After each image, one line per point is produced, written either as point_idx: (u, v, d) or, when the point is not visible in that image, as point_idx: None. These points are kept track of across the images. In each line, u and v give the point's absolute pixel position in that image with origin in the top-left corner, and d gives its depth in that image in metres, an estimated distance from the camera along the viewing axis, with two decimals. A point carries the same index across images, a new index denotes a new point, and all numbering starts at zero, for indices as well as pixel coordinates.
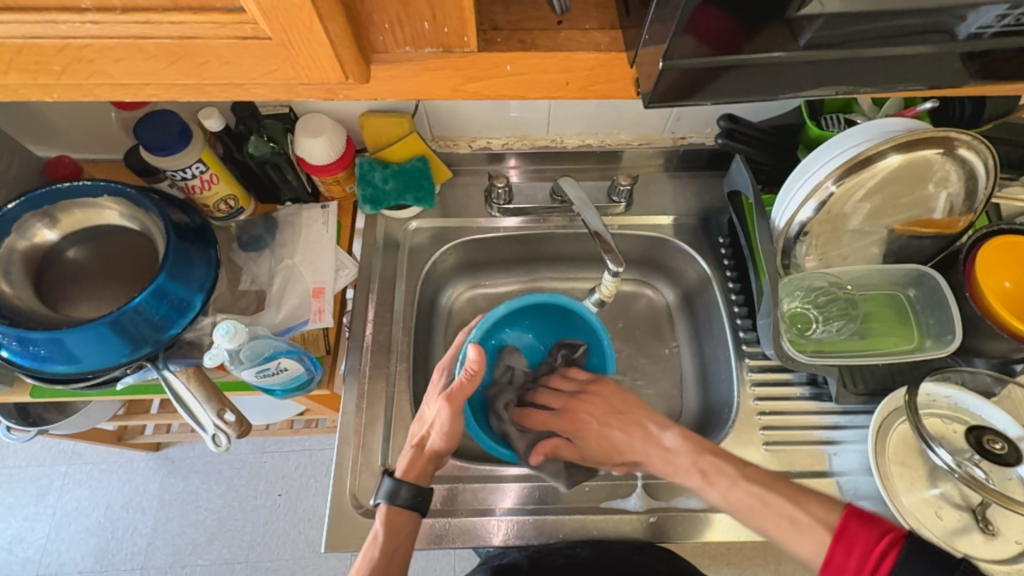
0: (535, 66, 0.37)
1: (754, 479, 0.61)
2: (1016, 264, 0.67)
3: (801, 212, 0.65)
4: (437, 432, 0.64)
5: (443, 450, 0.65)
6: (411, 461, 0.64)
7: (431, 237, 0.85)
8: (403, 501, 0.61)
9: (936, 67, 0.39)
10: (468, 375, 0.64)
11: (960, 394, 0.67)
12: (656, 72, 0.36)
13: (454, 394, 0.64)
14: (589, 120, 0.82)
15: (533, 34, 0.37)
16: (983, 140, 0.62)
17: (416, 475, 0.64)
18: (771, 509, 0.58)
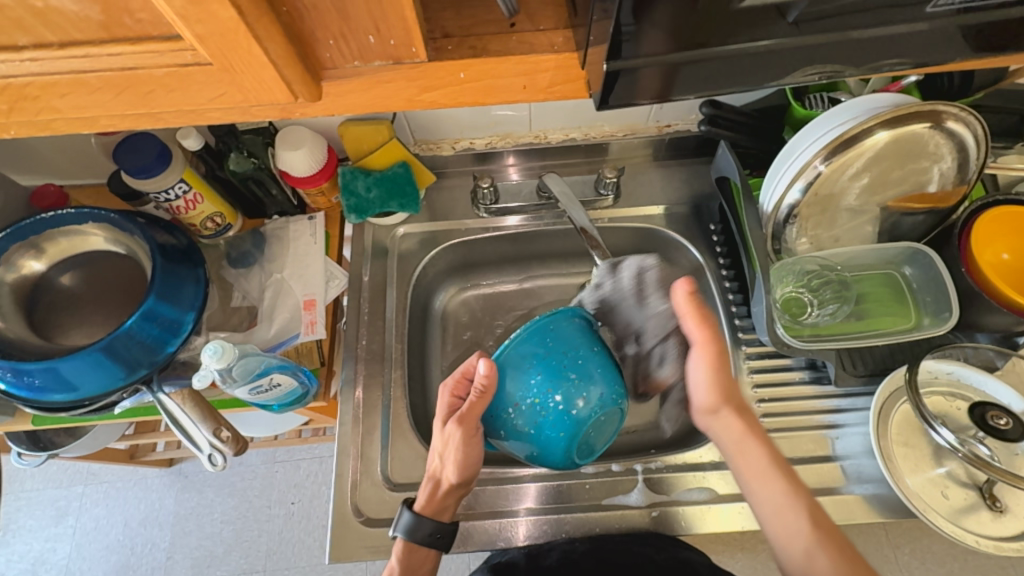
0: (488, 72, 0.36)
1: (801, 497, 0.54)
2: (1017, 235, 0.65)
3: (789, 195, 0.64)
4: (450, 465, 0.61)
5: (460, 483, 0.62)
6: (431, 494, 0.63)
7: (420, 242, 0.85)
8: (421, 538, 0.61)
9: (900, 47, 0.38)
10: (476, 395, 0.56)
11: (961, 369, 0.67)
12: (603, 73, 0.35)
13: (465, 416, 0.58)
14: (572, 114, 0.81)
15: (485, 39, 0.36)
16: (972, 111, 0.60)
17: (440, 511, 0.63)
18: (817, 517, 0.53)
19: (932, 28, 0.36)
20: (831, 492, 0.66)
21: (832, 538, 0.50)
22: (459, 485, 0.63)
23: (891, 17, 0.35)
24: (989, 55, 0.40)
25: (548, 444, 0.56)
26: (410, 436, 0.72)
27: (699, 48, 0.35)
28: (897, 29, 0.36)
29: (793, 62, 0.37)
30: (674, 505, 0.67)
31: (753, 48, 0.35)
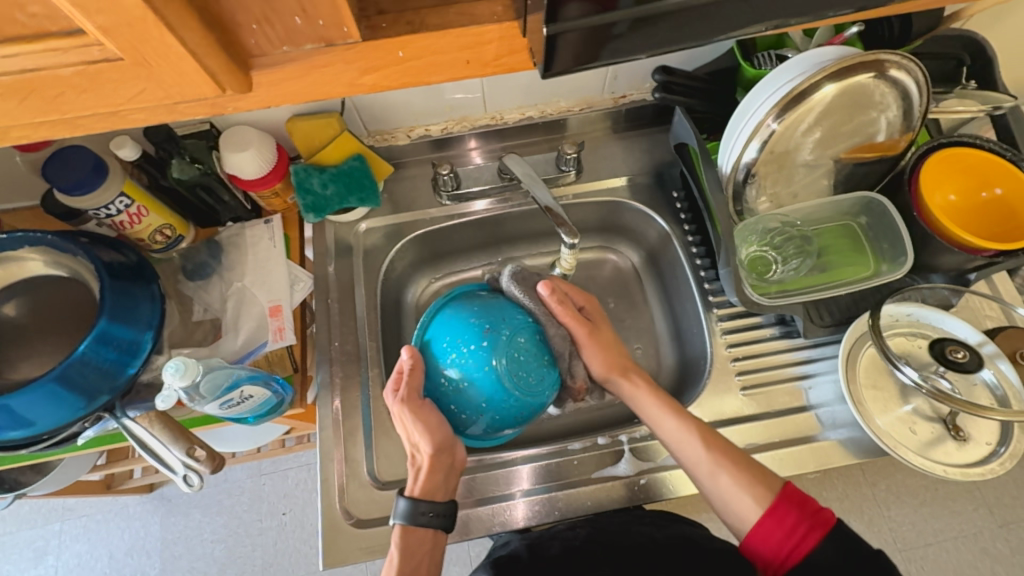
0: (429, 48, 0.34)
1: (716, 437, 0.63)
2: (963, 175, 0.67)
3: (746, 154, 0.65)
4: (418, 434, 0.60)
5: (438, 452, 0.60)
6: (417, 476, 0.61)
7: (384, 236, 0.83)
8: (421, 519, 0.59)
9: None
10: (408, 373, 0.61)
11: (917, 310, 0.70)
12: (547, 38, 0.34)
13: (407, 393, 0.60)
14: (526, 92, 0.80)
15: (422, 13, 0.34)
16: (912, 58, 0.61)
17: (433, 492, 0.60)
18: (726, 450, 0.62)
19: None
20: (809, 440, 0.68)
21: (736, 463, 0.61)
22: (442, 451, 0.60)
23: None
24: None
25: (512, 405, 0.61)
26: (394, 433, 0.70)
27: (643, 5, 0.34)
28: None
29: (735, 17, 0.37)
30: (660, 469, 0.69)
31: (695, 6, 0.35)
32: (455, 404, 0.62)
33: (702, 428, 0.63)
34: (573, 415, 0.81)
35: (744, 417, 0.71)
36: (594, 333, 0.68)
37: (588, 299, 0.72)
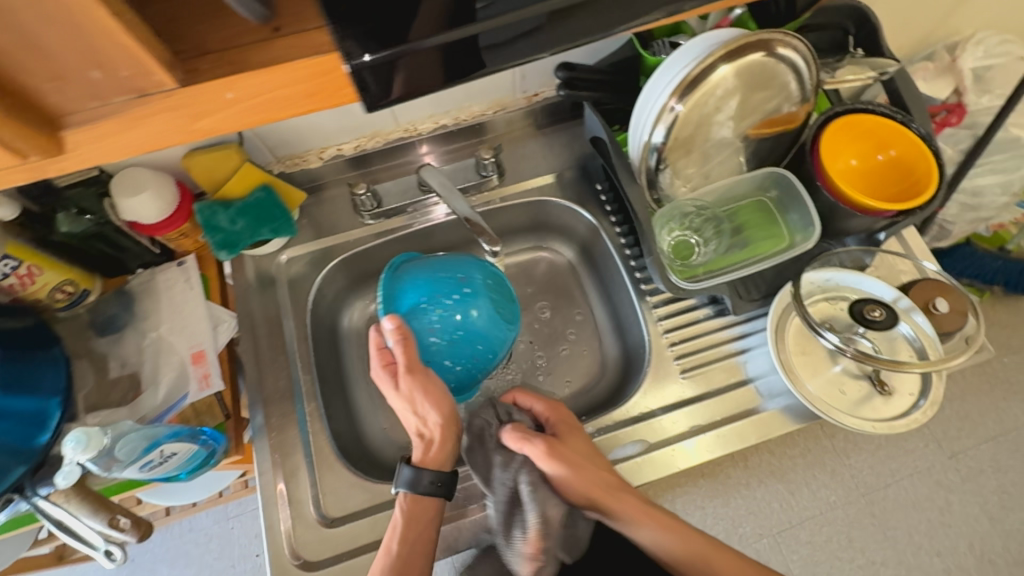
0: (253, 88, 0.34)
1: (716, 537, 0.62)
2: (861, 140, 0.69)
3: (652, 143, 0.65)
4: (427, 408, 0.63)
5: (446, 422, 0.63)
6: (427, 447, 0.64)
7: (308, 263, 0.80)
8: (426, 488, 0.61)
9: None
10: (404, 344, 0.63)
11: (837, 275, 0.73)
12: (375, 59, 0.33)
13: (411, 368, 0.62)
14: (436, 100, 0.78)
15: (243, 52, 0.34)
16: (797, 35, 0.62)
17: (438, 459, 0.64)
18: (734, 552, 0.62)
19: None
20: (750, 413, 0.70)
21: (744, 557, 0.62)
22: (449, 424, 0.63)
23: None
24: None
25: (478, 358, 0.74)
26: (338, 467, 0.68)
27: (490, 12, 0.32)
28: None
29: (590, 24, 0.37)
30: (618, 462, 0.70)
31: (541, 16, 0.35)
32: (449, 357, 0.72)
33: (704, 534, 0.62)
34: None
35: (687, 399, 0.72)
36: (552, 452, 0.61)
37: (548, 405, 0.69)
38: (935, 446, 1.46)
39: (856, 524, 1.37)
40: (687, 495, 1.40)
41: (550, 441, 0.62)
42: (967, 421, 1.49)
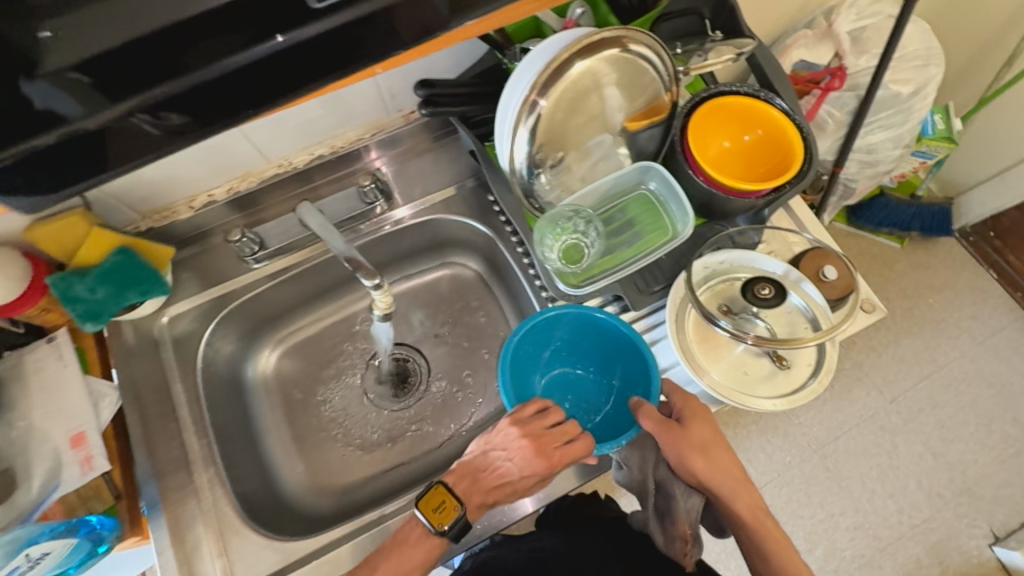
0: None
1: (742, 523, 0.68)
2: (729, 122, 0.70)
3: (514, 153, 0.64)
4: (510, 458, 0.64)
5: (511, 490, 0.65)
6: (475, 492, 0.65)
7: (195, 318, 0.76)
8: (452, 533, 0.62)
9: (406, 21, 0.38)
10: (542, 413, 0.65)
11: (730, 256, 0.73)
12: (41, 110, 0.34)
13: (528, 431, 0.64)
14: (304, 132, 0.75)
15: None
16: (643, 29, 0.61)
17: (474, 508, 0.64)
18: (747, 538, 0.68)
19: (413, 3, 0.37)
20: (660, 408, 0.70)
21: (775, 537, 0.68)
22: (506, 486, 0.65)
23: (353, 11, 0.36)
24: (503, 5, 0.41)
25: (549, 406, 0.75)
26: (245, 532, 0.65)
27: None
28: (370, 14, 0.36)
29: (310, 71, 0.38)
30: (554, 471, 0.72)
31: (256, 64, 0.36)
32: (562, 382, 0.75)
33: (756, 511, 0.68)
34: (453, 438, 0.82)
35: None
36: (679, 435, 0.65)
37: (686, 397, 0.68)
38: (876, 393, 1.45)
39: (812, 480, 1.40)
40: None
41: (672, 425, 0.65)
42: (903, 364, 1.47)
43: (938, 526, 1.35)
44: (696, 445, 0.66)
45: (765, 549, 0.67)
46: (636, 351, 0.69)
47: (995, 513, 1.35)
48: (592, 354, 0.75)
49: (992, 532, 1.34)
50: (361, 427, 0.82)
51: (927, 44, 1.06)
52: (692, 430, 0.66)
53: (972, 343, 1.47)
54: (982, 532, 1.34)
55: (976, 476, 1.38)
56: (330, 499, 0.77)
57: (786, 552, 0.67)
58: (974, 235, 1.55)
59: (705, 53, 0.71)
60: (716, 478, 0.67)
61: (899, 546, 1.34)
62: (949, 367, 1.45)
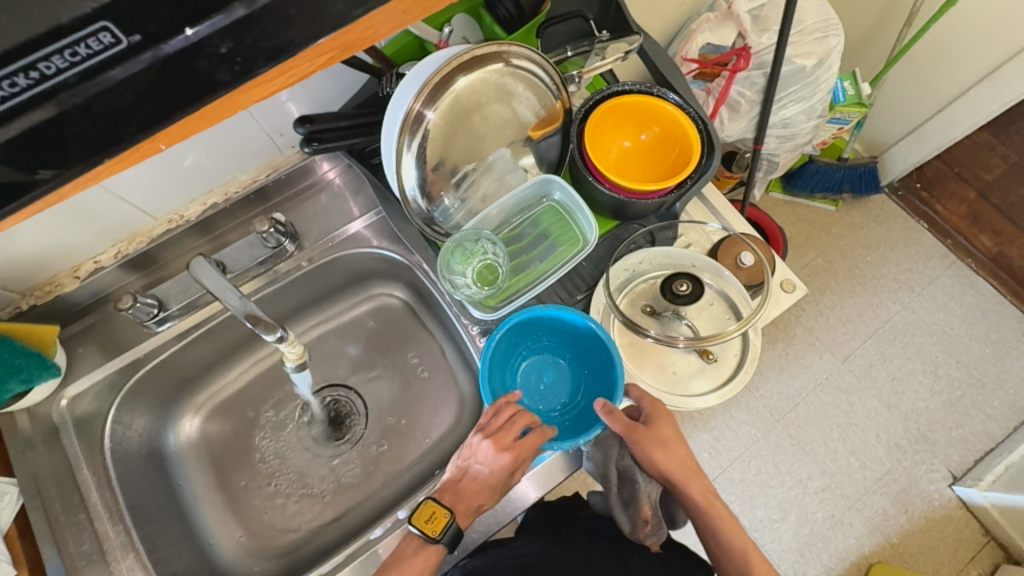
0: None
1: (702, 515, 0.67)
2: (627, 122, 0.70)
3: (405, 184, 0.61)
4: (486, 460, 0.62)
5: (496, 490, 0.63)
6: (461, 501, 0.63)
7: (98, 395, 0.71)
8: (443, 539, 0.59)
9: (127, 110, 0.25)
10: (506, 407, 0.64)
11: (648, 256, 0.72)
12: None
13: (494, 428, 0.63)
14: (188, 184, 0.70)
15: None
16: (517, 41, 0.59)
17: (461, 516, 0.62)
18: (706, 532, 0.67)
19: (129, 90, 0.25)
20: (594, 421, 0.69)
21: (735, 530, 0.67)
22: (489, 488, 0.62)
23: (22, 109, 0.23)
24: (278, 72, 0.28)
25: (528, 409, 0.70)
26: None
27: None
28: (61, 110, 0.24)
29: None
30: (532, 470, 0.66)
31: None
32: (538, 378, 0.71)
33: (718, 504, 0.67)
34: (396, 478, 0.79)
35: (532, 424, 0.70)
36: (641, 434, 0.64)
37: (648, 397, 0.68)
38: (828, 355, 1.48)
39: (779, 449, 1.41)
40: None
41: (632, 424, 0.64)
42: (850, 323, 1.50)
43: (899, 476, 1.38)
44: (659, 438, 0.66)
45: (725, 544, 0.66)
46: (608, 358, 0.66)
47: (950, 454, 1.39)
48: (565, 346, 0.71)
49: (951, 473, 1.38)
50: (298, 480, 0.78)
51: (823, 16, 1.07)
52: (657, 429, 0.65)
53: (911, 295, 1.51)
54: (941, 475, 1.38)
55: (929, 423, 1.42)
56: (271, 561, 0.74)
57: (743, 544, 0.67)
58: (901, 187, 1.59)
59: (600, 54, 0.71)
60: (678, 472, 0.66)
61: (865, 501, 1.37)
62: (893, 321, 1.49)
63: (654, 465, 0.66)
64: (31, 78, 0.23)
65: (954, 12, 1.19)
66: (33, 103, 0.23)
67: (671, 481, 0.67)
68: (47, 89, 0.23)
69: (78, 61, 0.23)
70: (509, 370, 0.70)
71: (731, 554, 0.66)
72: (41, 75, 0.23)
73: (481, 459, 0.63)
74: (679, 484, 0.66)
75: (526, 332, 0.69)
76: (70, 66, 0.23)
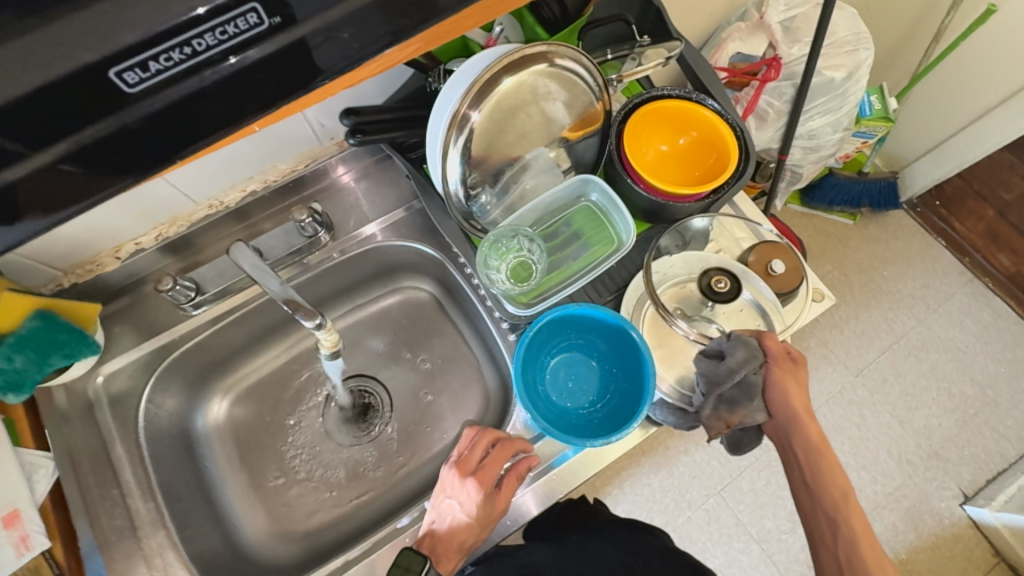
0: None
1: (806, 453, 0.65)
2: (665, 126, 0.71)
3: (450, 179, 0.63)
4: (464, 502, 0.64)
5: (478, 528, 0.64)
6: (443, 546, 0.64)
7: (134, 373, 0.72)
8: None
9: (243, 90, 0.27)
10: (477, 443, 0.67)
11: (681, 257, 0.72)
12: None
13: (465, 466, 0.65)
14: (230, 171, 0.72)
15: None
16: (565, 43, 0.60)
17: (444, 560, 0.64)
18: (802, 479, 0.66)
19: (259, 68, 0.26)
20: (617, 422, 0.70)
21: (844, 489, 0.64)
22: (470, 527, 0.64)
23: (170, 80, 0.24)
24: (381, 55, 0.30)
25: (555, 407, 0.69)
26: None
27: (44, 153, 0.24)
28: (199, 86, 0.25)
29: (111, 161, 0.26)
30: (553, 471, 0.68)
31: (24, 167, 0.25)
32: (565, 376, 0.71)
33: (829, 457, 0.65)
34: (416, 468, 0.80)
35: None
36: (780, 367, 0.65)
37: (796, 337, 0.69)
38: (841, 368, 1.48)
39: None
40: (631, 473, 1.41)
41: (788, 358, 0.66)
42: (865, 337, 1.50)
43: (910, 493, 1.38)
44: (793, 375, 0.65)
45: (830, 500, 0.63)
46: (640, 358, 0.66)
47: (961, 473, 1.39)
48: (594, 344, 0.71)
49: (962, 492, 1.38)
50: (321, 467, 0.79)
51: (854, 29, 1.08)
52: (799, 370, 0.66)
53: (927, 311, 1.51)
54: (953, 493, 1.38)
55: (941, 440, 1.41)
56: (293, 545, 0.75)
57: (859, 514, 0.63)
58: (920, 205, 1.59)
59: (637, 58, 0.71)
60: (796, 411, 0.65)
61: (875, 516, 1.37)
62: (908, 337, 1.49)
63: (782, 393, 0.65)
64: (183, 53, 0.24)
65: (984, 31, 1.19)
66: (180, 77, 0.25)
67: (784, 415, 0.66)
68: (194, 63, 0.24)
69: (226, 40, 0.24)
70: (538, 368, 0.70)
71: (834, 518, 0.63)
72: (193, 51, 0.24)
73: (459, 502, 0.65)
74: (802, 422, 0.65)
75: (557, 328, 0.70)
76: (218, 44, 0.24)
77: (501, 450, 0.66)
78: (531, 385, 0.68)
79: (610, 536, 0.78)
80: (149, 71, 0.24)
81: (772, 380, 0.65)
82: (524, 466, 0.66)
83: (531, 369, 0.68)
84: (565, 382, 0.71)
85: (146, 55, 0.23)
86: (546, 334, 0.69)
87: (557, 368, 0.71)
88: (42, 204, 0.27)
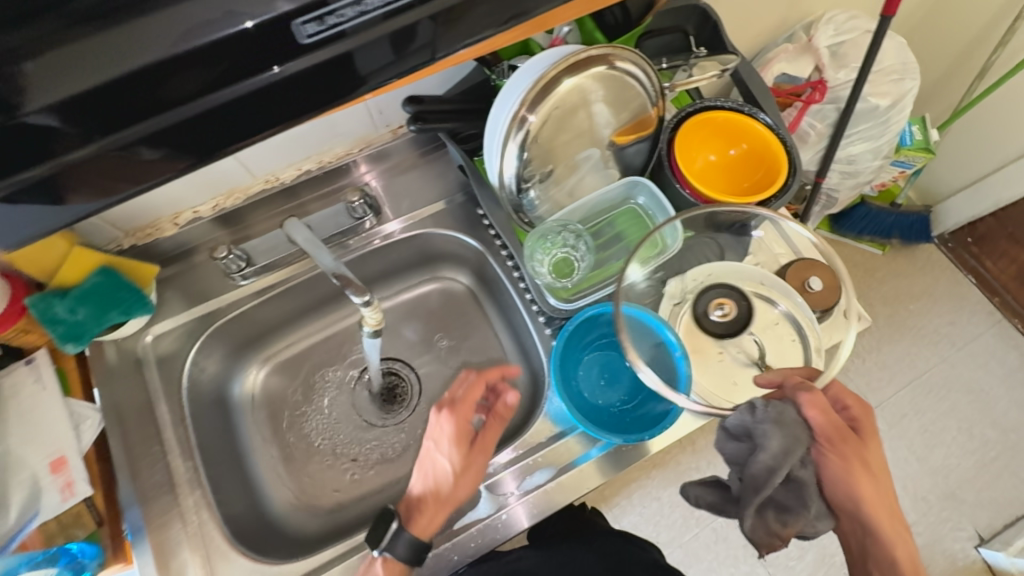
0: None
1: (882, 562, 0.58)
2: (716, 136, 0.71)
3: (506, 169, 0.64)
4: (442, 447, 0.64)
5: (456, 475, 0.63)
6: (426, 508, 0.63)
7: (180, 337, 0.75)
8: (403, 554, 0.60)
9: None
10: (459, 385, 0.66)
11: (714, 269, 0.74)
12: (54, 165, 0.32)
13: (446, 404, 0.65)
14: (291, 149, 0.74)
15: None
16: (631, 48, 0.62)
17: (421, 515, 0.63)
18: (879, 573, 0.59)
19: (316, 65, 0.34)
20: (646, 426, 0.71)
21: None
22: (450, 476, 0.63)
23: (251, 76, 0.33)
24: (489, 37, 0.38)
25: (587, 403, 0.70)
26: (233, 556, 0.64)
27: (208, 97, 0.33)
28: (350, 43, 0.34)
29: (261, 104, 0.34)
30: (575, 469, 0.68)
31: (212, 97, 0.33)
32: (599, 373, 0.72)
33: (901, 541, 0.59)
34: None
35: None
36: (837, 455, 0.57)
37: (851, 397, 0.62)
38: (860, 398, 1.46)
39: None
40: (640, 487, 1.40)
41: (844, 430, 0.58)
42: (886, 370, 1.48)
43: (924, 531, 1.35)
44: (850, 454, 0.58)
45: None
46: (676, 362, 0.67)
47: (978, 515, 1.36)
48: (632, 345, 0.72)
49: (978, 534, 1.35)
50: (348, 446, 0.81)
51: (902, 59, 1.09)
52: (864, 451, 0.59)
53: (952, 349, 1.49)
54: (968, 534, 1.35)
55: (959, 480, 1.39)
56: (318, 519, 0.76)
57: None
58: (952, 241, 1.58)
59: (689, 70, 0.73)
60: (858, 500, 0.57)
61: None
62: (931, 373, 1.47)
63: (845, 490, 0.57)
64: (352, 13, 0.33)
65: None
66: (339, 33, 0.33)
67: (845, 507, 0.58)
68: (252, 71, 0.33)
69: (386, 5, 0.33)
70: (573, 362, 0.71)
71: None
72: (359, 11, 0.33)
73: (439, 449, 0.64)
74: (876, 527, 0.58)
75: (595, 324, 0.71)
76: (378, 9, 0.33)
77: (478, 387, 0.65)
78: (564, 377, 0.69)
79: (598, 547, 0.78)
80: (224, 73, 0.33)
81: (831, 475, 0.57)
82: (505, 408, 0.66)
83: (566, 363, 0.70)
84: (599, 378, 0.72)
85: (326, 12, 0.32)
86: (585, 328, 0.71)
87: (593, 364, 0.72)
88: (203, 131, 0.35)
